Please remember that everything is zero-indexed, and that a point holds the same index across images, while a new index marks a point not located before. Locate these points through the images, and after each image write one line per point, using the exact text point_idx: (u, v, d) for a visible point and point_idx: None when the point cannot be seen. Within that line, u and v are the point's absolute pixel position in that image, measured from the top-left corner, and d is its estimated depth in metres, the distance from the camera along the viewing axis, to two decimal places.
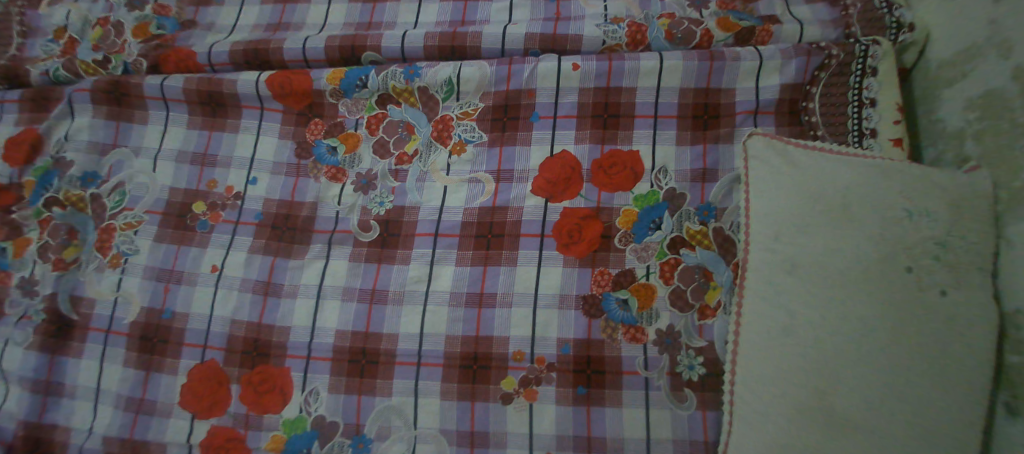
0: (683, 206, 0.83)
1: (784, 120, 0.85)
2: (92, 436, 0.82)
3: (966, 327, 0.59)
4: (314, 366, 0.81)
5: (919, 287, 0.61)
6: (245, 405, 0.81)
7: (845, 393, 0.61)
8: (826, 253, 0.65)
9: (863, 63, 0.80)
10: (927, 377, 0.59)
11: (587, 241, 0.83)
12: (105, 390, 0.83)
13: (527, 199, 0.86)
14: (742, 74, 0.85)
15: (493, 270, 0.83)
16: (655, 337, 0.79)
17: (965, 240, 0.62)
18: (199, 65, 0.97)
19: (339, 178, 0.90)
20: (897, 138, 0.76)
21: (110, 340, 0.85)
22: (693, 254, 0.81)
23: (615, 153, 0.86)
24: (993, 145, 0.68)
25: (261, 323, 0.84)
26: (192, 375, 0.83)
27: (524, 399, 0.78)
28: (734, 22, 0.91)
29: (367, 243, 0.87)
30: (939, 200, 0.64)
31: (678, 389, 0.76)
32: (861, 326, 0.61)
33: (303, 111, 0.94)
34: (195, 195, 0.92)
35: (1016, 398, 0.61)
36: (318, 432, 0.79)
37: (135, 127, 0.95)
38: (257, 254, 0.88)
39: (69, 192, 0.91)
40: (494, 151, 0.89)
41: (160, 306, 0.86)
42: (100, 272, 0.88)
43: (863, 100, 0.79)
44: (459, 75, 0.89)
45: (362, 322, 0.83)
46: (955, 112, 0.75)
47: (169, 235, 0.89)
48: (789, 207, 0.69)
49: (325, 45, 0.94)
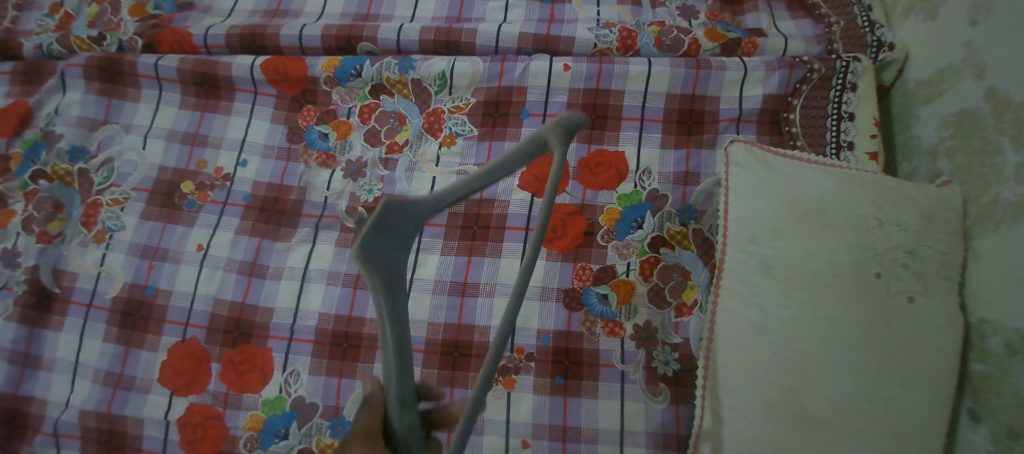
0: (664, 207, 0.86)
1: (766, 129, 0.87)
2: (68, 410, 0.82)
3: (930, 333, 0.62)
4: (295, 348, 0.82)
5: (887, 293, 0.63)
6: (225, 383, 0.81)
7: (813, 391, 0.63)
8: (800, 257, 0.67)
9: (844, 79, 0.83)
10: (894, 380, 0.61)
11: (570, 236, 0.86)
12: (84, 365, 0.84)
13: (513, 193, 0.88)
14: (728, 83, 0.88)
15: (478, 261, 0.85)
16: (633, 332, 0.81)
17: (933, 250, 0.65)
18: (195, 46, 0.98)
19: (329, 164, 0.92)
20: (873, 152, 0.80)
21: (91, 314, 0.85)
22: (672, 253, 0.84)
23: (601, 153, 0.89)
24: (965, 162, 0.71)
25: (245, 303, 0.85)
26: (173, 352, 0.83)
27: (502, 387, 0.80)
28: (722, 32, 0.94)
29: (354, 228, 0.88)
30: (910, 211, 0.67)
31: (654, 383, 0.79)
32: (830, 328, 0.63)
33: (297, 96, 0.95)
34: (184, 174, 0.92)
35: (979, 404, 0.64)
36: (297, 412, 0.80)
37: (127, 105, 0.95)
38: (244, 234, 0.88)
39: (57, 166, 0.91)
40: (484, 145, 0.91)
41: (143, 282, 0.86)
42: (84, 247, 0.88)
43: (842, 114, 0.83)
44: (453, 69, 0.91)
45: (345, 306, 0.84)
46: (930, 129, 0.79)
47: (156, 212, 0.90)
48: (766, 212, 0.72)
49: (322, 33, 0.95)
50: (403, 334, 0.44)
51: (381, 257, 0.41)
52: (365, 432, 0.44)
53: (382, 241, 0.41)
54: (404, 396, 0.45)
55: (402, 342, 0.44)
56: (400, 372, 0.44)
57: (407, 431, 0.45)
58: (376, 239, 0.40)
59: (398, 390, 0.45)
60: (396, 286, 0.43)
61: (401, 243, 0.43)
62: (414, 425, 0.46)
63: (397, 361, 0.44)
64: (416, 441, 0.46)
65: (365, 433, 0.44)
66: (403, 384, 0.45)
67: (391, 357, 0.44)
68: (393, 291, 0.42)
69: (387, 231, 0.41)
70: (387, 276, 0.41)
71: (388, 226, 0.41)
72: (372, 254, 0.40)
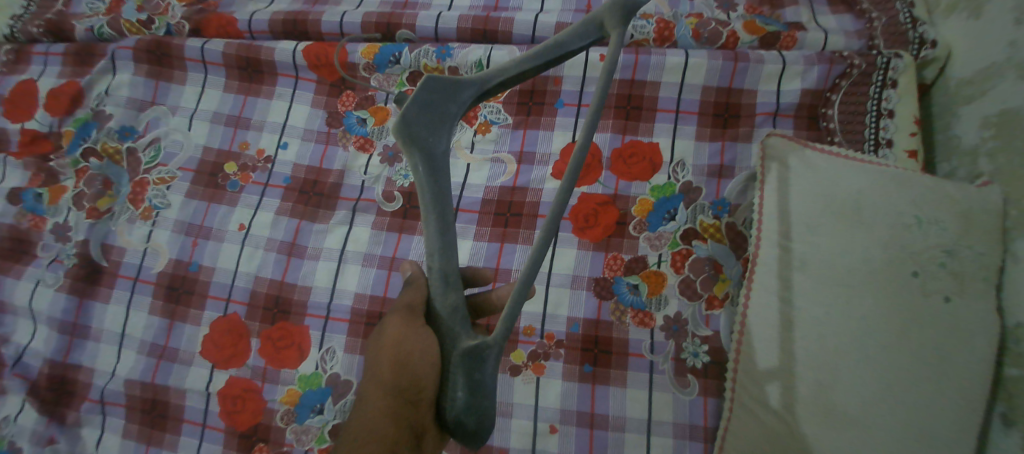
0: (698, 199, 0.86)
1: (803, 124, 0.86)
2: (114, 379, 0.86)
3: (966, 334, 0.61)
4: (331, 326, 0.85)
5: (922, 292, 0.62)
6: (264, 358, 0.84)
7: (844, 387, 0.62)
8: (835, 254, 0.67)
9: (884, 76, 0.81)
10: (928, 381, 0.60)
11: (603, 226, 0.87)
12: (129, 336, 0.87)
13: (546, 182, 0.89)
14: (765, 76, 0.87)
15: (510, 248, 0.86)
16: (663, 323, 0.82)
17: (972, 251, 0.63)
18: (239, 32, 1.00)
19: (367, 149, 0.93)
20: (913, 149, 0.78)
21: (137, 287, 0.89)
22: (704, 246, 0.84)
23: (636, 144, 0.90)
24: (1005, 163, 0.70)
25: (284, 281, 0.87)
26: (214, 326, 0.86)
27: (532, 372, 0.82)
28: (761, 25, 0.92)
29: (390, 212, 0.90)
30: (950, 211, 0.65)
31: (682, 374, 0.79)
32: (864, 325, 0.63)
33: (336, 82, 0.96)
34: (228, 156, 0.95)
35: (1012, 409, 0.63)
36: (332, 389, 0.82)
37: (174, 87, 0.98)
38: (284, 215, 0.91)
39: (106, 144, 0.95)
40: (518, 133, 0.92)
41: (187, 259, 0.89)
42: (132, 223, 0.92)
43: (882, 111, 0.82)
44: (489, 58, 0.92)
45: (380, 288, 0.86)
46: (971, 128, 0.77)
47: (200, 192, 0.93)
48: (802, 208, 0.72)
49: (362, 20, 0.97)
50: (441, 196, 0.56)
51: (419, 129, 0.56)
52: (408, 307, 0.58)
53: (422, 117, 0.56)
54: (447, 272, 0.55)
55: (442, 212, 0.55)
56: (441, 248, 0.55)
57: (451, 311, 0.55)
58: (416, 115, 0.56)
59: (441, 271, 0.55)
60: (434, 157, 0.56)
61: (440, 120, 0.57)
62: (457, 306, 0.56)
63: (438, 220, 0.55)
64: (461, 318, 0.55)
65: (406, 307, 0.58)
66: (444, 262, 0.55)
67: (433, 223, 0.55)
68: (433, 157, 0.56)
69: (428, 108, 0.57)
70: (424, 143, 0.56)
71: (428, 105, 0.57)
72: (410, 126, 0.56)
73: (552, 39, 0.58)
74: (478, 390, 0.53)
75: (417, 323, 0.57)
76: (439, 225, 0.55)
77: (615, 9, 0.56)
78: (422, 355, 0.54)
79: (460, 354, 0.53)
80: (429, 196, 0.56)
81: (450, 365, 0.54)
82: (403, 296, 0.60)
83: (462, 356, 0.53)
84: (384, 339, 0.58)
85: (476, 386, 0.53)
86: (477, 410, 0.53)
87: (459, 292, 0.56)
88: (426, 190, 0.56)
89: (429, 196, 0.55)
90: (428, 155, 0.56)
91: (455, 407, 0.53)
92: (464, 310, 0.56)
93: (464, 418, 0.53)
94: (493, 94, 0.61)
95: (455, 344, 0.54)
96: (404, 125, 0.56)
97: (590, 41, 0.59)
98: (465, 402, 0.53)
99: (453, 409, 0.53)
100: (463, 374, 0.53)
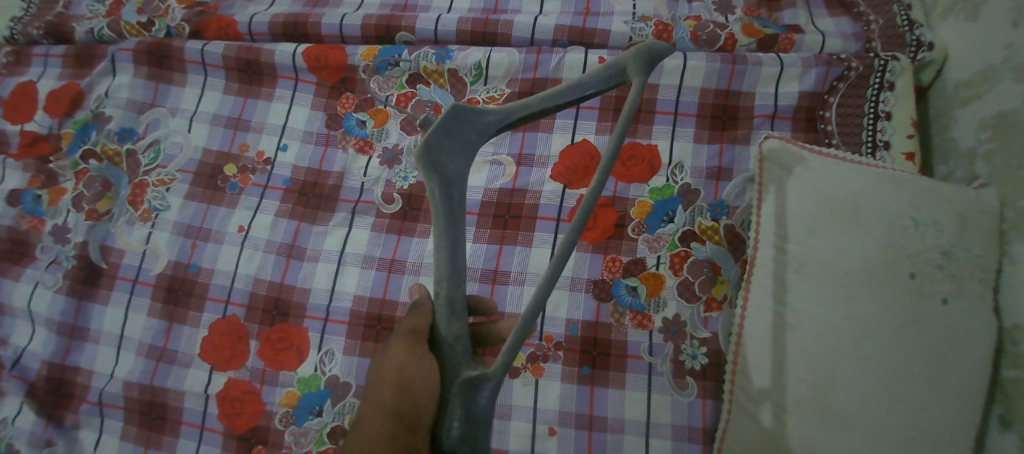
0: (696, 202, 0.86)
1: (801, 126, 0.87)
2: (113, 381, 0.86)
3: (963, 335, 0.61)
4: (330, 328, 0.85)
5: (919, 293, 0.62)
6: (263, 361, 0.84)
7: (842, 388, 0.62)
8: (833, 256, 0.67)
9: (882, 78, 0.82)
10: (925, 382, 0.60)
11: (601, 228, 0.87)
12: (128, 338, 0.87)
13: (545, 184, 0.89)
14: (764, 79, 0.87)
15: (509, 249, 0.86)
16: (661, 325, 0.82)
17: (968, 252, 0.64)
18: (239, 34, 1.01)
19: (366, 151, 0.94)
20: (910, 152, 0.79)
21: (137, 289, 0.89)
22: (703, 248, 0.84)
23: (634, 146, 0.90)
24: (1002, 165, 0.70)
25: (283, 284, 0.87)
26: (213, 328, 0.86)
27: (530, 374, 0.82)
28: (759, 28, 0.93)
29: (389, 214, 0.90)
30: (947, 213, 0.65)
31: (681, 376, 0.79)
32: (861, 326, 0.63)
33: (336, 84, 0.97)
34: (227, 157, 0.95)
35: (1009, 410, 0.63)
36: (330, 391, 0.82)
37: (174, 89, 0.98)
38: (283, 217, 0.91)
39: (106, 146, 0.95)
40: (517, 135, 0.92)
41: (187, 260, 0.90)
42: (131, 225, 0.92)
43: (879, 113, 0.82)
44: (488, 60, 0.92)
45: (379, 290, 0.86)
46: (968, 130, 0.77)
47: (200, 194, 0.93)
48: (800, 209, 0.72)
49: (362, 23, 0.97)
50: (455, 223, 0.56)
51: (440, 154, 0.55)
52: (411, 331, 0.59)
53: (443, 142, 0.55)
54: (453, 300, 0.56)
55: (453, 238, 0.55)
56: (450, 274, 0.56)
57: (453, 338, 0.56)
58: (438, 140, 0.55)
59: (448, 298, 0.56)
60: (452, 183, 0.56)
61: (460, 148, 0.56)
62: (459, 334, 0.56)
63: (449, 247, 0.55)
64: (462, 348, 0.56)
65: (410, 333, 0.58)
66: (450, 289, 0.56)
67: (443, 248, 0.55)
68: (451, 184, 0.55)
69: (450, 135, 0.56)
70: (444, 169, 0.55)
71: (450, 132, 0.56)
72: (431, 151, 0.54)
73: (573, 80, 0.58)
74: (472, 421, 0.53)
75: (420, 349, 0.57)
76: (450, 251, 0.55)
77: (640, 57, 0.57)
78: (423, 379, 0.54)
79: (461, 382, 0.54)
80: (441, 222, 0.55)
81: (449, 392, 0.54)
82: (408, 319, 0.60)
83: (461, 385, 0.53)
84: (386, 361, 0.58)
85: (472, 417, 0.53)
86: (471, 440, 0.53)
87: (462, 322, 0.57)
88: (439, 216, 0.55)
89: (443, 222, 0.55)
90: (445, 182, 0.55)
91: (450, 435, 0.52)
92: (466, 339, 0.57)
93: (457, 448, 0.52)
94: (512, 125, 0.61)
95: (455, 371, 0.55)
96: (427, 149, 0.54)
97: (610, 85, 0.60)
98: (460, 432, 0.52)
99: (448, 438, 0.52)
100: (460, 403, 0.53)
